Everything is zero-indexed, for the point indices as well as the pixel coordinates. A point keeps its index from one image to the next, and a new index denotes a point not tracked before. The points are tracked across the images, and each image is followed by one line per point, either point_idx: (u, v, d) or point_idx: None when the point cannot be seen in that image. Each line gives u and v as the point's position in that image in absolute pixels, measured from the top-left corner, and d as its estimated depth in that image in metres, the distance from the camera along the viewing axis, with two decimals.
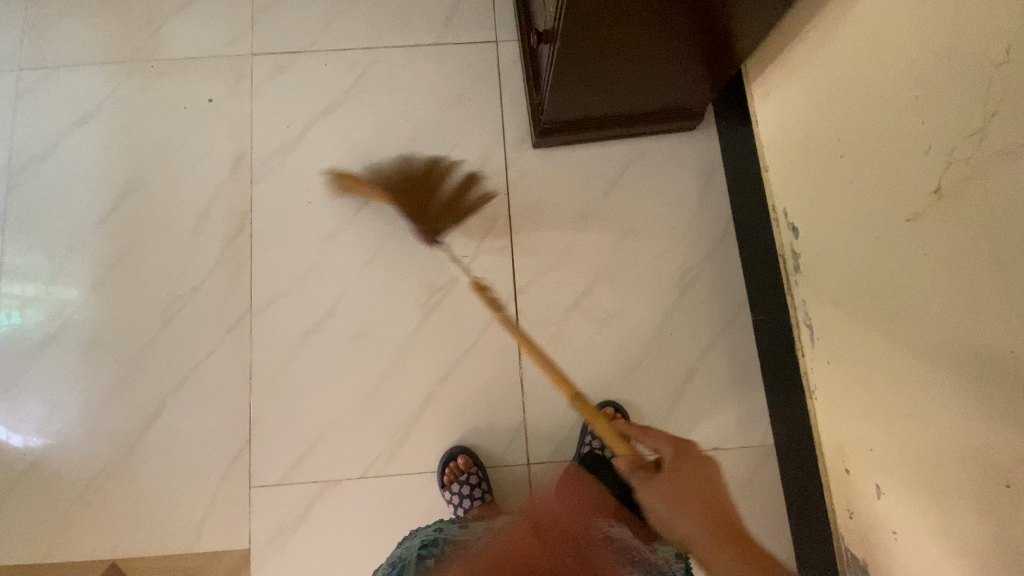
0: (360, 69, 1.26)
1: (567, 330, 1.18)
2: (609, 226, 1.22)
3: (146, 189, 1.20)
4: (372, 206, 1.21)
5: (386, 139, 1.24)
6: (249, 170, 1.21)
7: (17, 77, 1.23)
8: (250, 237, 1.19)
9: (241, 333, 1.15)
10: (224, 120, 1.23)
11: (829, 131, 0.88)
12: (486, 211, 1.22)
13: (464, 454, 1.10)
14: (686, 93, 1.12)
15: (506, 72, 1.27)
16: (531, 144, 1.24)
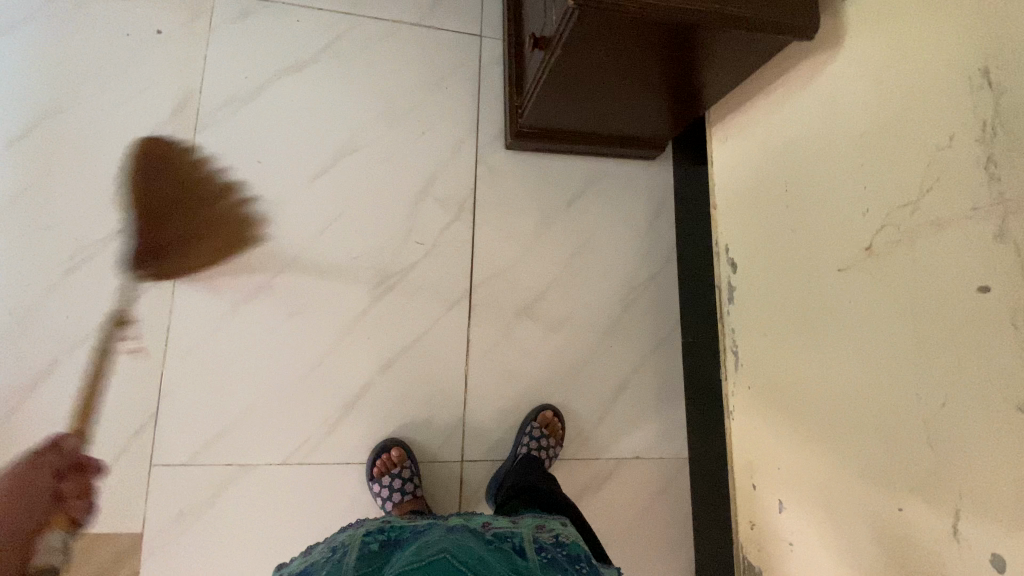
0: (334, 32, 1.18)
1: (515, 333, 1.19)
2: (567, 236, 1.25)
3: (64, 119, 1.06)
4: (330, 179, 1.14)
5: (353, 112, 1.17)
6: (194, 118, 1.10)
7: None
8: (185, 191, 1.07)
9: (160, 296, 1.04)
10: (171, 57, 1.11)
11: (778, 180, 0.98)
12: (449, 203, 1.20)
13: (397, 446, 1.06)
14: (655, 123, 1.18)
15: (488, 68, 1.25)
16: (502, 144, 1.24)
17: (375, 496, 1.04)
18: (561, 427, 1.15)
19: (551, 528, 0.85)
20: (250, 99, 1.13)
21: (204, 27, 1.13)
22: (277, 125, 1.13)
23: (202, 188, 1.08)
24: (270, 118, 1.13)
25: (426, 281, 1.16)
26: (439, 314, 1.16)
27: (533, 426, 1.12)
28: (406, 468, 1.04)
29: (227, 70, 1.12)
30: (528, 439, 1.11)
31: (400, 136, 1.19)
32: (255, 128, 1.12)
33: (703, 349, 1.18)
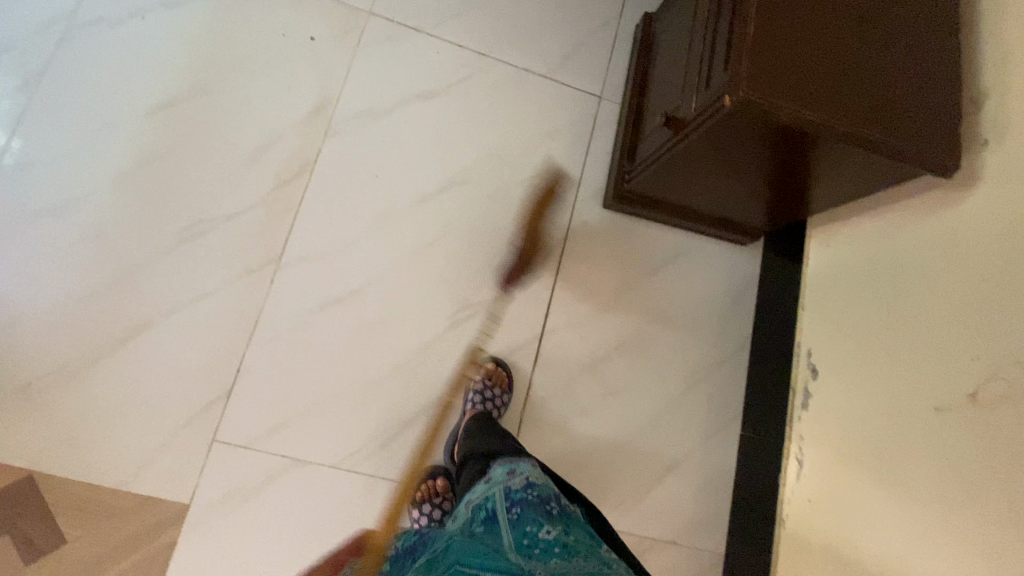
0: (467, 70, 1.26)
1: (576, 387, 1.20)
2: (644, 303, 1.27)
3: (210, 98, 1.13)
4: (434, 203, 1.19)
5: (469, 146, 1.23)
6: (327, 123, 1.17)
7: None
8: (304, 188, 1.14)
9: (259, 280, 1.09)
10: (319, 62, 1.18)
11: (879, 300, 0.97)
12: (538, 248, 1.23)
13: (443, 476, 1.08)
14: (755, 215, 1.20)
15: (600, 129, 1.30)
16: (601, 203, 1.28)
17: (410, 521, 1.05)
18: (507, 373, 1.13)
19: (519, 474, 0.88)
20: (379, 115, 1.20)
21: (353, 43, 1.21)
22: (398, 144, 1.20)
23: (319, 188, 1.14)
24: (394, 136, 1.20)
25: (503, 319, 1.19)
26: (507, 353, 1.17)
27: (475, 379, 1.11)
28: (447, 500, 1.06)
29: (365, 85, 1.20)
30: (472, 394, 1.09)
31: (506, 176, 1.24)
32: (379, 143, 1.19)
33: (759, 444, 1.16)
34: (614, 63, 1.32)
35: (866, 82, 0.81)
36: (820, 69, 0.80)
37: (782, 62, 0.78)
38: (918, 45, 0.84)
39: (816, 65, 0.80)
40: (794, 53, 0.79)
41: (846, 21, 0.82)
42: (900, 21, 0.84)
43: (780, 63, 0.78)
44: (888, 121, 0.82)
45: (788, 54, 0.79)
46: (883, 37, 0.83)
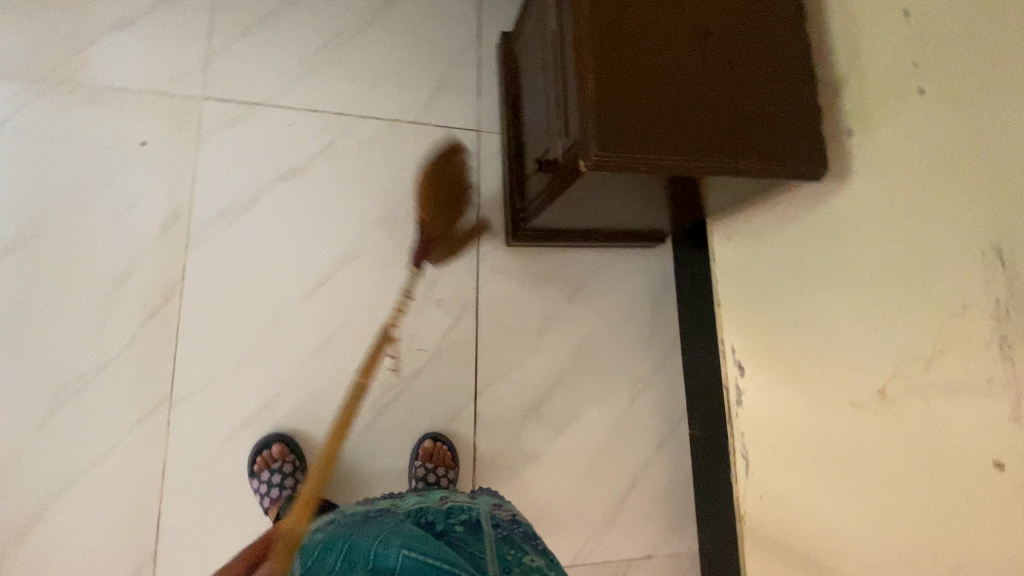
0: (329, 134, 1.16)
1: (522, 437, 1.18)
2: (570, 332, 1.24)
3: (44, 241, 1.00)
4: (329, 287, 1.11)
5: (351, 217, 1.15)
6: (186, 233, 1.06)
7: None
8: (179, 311, 1.03)
9: (156, 426, 1.00)
10: (159, 168, 1.06)
11: (785, 296, 0.97)
12: (450, 305, 1.18)
13: (278, 441, 1.01)
14: (657, 222, 1.18)
15: (486, 164, 1.24)
16: (503, 241, 1.22)
17: (256, 493, 0.99)
18: (450, 453, 1.09)
19: (505, 508, 0.87)
20: (243, 209, 1.09)
21: (193, 136, 1.09)
22: (273, 235, 1.10)
23: (196, 307, 1.04)
24: (266, 228, 1.10)
25: (430, 390, 1.14)
26: (443, 424, 1.13)
27: (416, 465, 1.06)
28: (289, 462, 1.00)
29: (219, 180, 1.09)
30: (415, 481, 1.05)
31: (399, 239, 1.17)
32: (250, 239, 1.09)
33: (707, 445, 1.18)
34: (484, 92, 1.25)
35: (725, 101, 0.76)
36: (673, 102, 0.74)
37: (631, 107, 0.72)
38: (771, 45, 0.79)
39: (669, 98, 0.74)
40: (642, 92, 0.73)
41: (691, 39, 0.76)
42: (748, 23, 0.79)
43: (630, 107, 0.72)
44: (758, 134, 0.77)
45: (636, 95, 0.72)
46: (734, 45, 0.78)
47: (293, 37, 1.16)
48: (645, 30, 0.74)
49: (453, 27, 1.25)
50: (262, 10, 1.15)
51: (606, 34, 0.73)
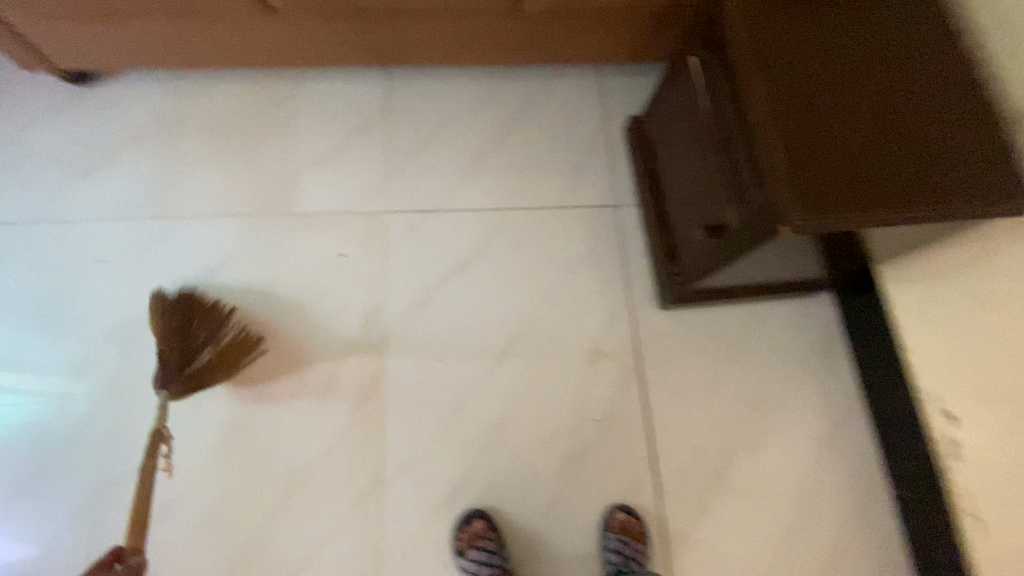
0: (490, 228, 1.30)
1: (709, 503, 1.14)
2: (741, 391, 1.21)
3: (274, 348, 1.18)
4: (505, 365, 1.20)
5: (517, 298, 1.25)
6: (382, 327, 1.21)
7: (148, 226, 1.25)
8: (382, 398, 1.16)
9: (371, 506, 1.09)
10: (357, 275, 1.24)
11: (1003, 339, 0.95)
12: (616, 372, 1.21)
13: (480, 518, 1.08)
14: (823, 272, 1.16)
15: (630, 235, 1.31)
16: (658, 305, 1.26)
17: (466, 571, 1.04)
18: (640, 527, 1.08)
19: None
20: (426, 302, 1.23)
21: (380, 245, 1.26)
22: (453, 322, 1.22)
23: (395, 394, 1.17)
24: (447, 316, 1.23)
25: (609, 460, 1.15)
26: (628, 495, 1.13)
27: (610, 536, 1.07)
28: (491, 540, 1.05)
29: (405, 278, 1.25)
30: (610, 553, 1.06)
31: (561, 315, 1.24)
32: (435, 328, 1.22)
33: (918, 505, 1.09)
34: (618, 171, 1.36)
35: (912, 157, 0.79)
36: (854, 164, 0.78)
37: (811, 173, 0.77)
38: (943, 99, 0.83)
39: (849, 160, 0.78)
40: (818, 159, 0.78)
41: (861, 108, 0.82)
42: (913, 85, 0.84)
43: (815, 171, 0.77)
44: (952, 180, 0.78)
45: (814, 162, 0.78)
46: (905, 107, 0.82)
47: (450, 151, 1.36)
48: (816, 107, 0.81)
49: (582, 119, 1.40)
50: (425, 133, 1.37)
51: (781, 114, 0.80)
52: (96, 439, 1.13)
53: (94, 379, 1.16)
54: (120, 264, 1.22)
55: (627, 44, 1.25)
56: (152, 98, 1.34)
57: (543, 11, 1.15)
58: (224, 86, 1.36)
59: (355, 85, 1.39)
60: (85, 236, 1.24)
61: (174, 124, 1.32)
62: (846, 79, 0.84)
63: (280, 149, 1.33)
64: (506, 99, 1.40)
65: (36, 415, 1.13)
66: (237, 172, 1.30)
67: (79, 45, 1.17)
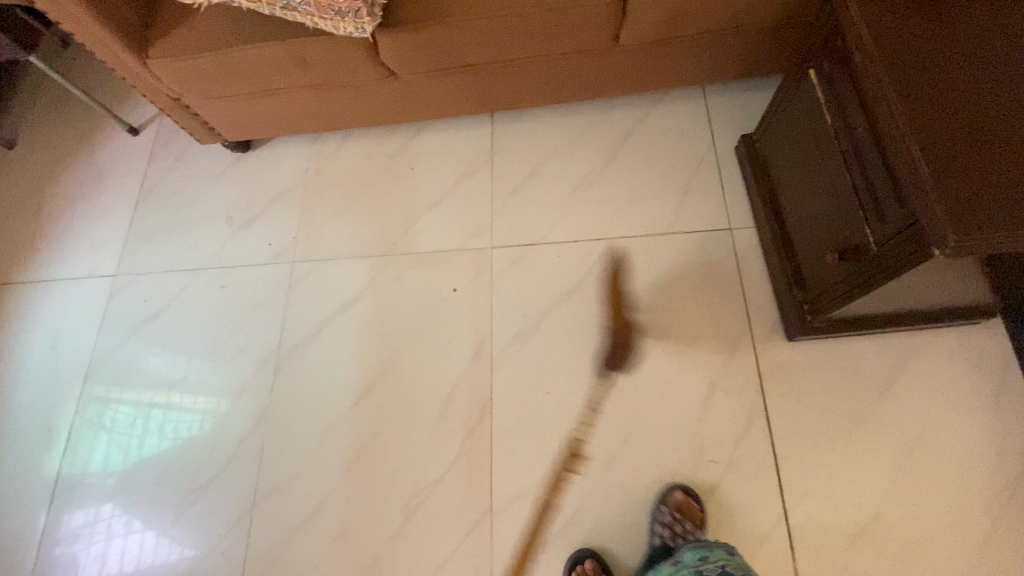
0: (593, 258, 1.30)
1: (855, 565, 1.00)
2: (890, 434, 1.06)
3: (393, 377, 1.27)
4: (613, 398, 1.17)
5: (624, 329, 1.22)
6: (490, 358, 1.25)
7: (290, 268, 1.42)
8: (491, 429, 1.19)
9: (482, 536, 1.11)
10: (468, 308, 1.30)
11: None
12: (735, 409, 1.13)
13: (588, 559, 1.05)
14: (996, 296, 0.98)
15: (746, 260, 1.23)
16: (785, 336, 1.16)
17: None
18: (698, 507, 1.04)
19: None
20: (532, 333, 1.26)
21: (488, 279, 1.32)
22: (559, 353, 1.23)
23: (504, 425, 1.19)
24: (553, 347, 1.24)
25: (732, 506, 1.06)
26: (755, 546, 1.03)
27: (664, 509, 1.05)
28: None
29: (512, 310, 1.28)
30: None
31: (671, 346, 1.19)
32: (542, 359, 1.23)
33: None
34: (730, 195, 1.29)
35: None
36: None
37: (974, 188, 0.67)
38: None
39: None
40: (981, 172, 0.68)
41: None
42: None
43: (977, 185, 0.67)
44: None
45: (975, 176, 0.68)
46: None
47: (554, 185, 1.39)
48: (969, 112, 0.71)
49: (687, 144, 1.36)
50: (529, 170, 1.42)
51: (925, 122, 0.71)
52: (246, 458, 1.27)
53: (246, 404, 1.32)
54: (269, 302, 1.40)
55: (734, 62, 1.21)
56: (296, 159, 1.55)
57: (646, 42, 1.15)
58: (352, 142, 1.53)
59: (464, 131, 1.49)
60: (243, 279, 1.44)
61: (313, 179, 1.52)
62: (1007, 79, 0.73)
63: (398, 194, 1.45)
64: (606, 131, 1.42)
65: (202, 435, 1.31)
66: (361, 217, 1.45)
67: (242, 119, 1.38)
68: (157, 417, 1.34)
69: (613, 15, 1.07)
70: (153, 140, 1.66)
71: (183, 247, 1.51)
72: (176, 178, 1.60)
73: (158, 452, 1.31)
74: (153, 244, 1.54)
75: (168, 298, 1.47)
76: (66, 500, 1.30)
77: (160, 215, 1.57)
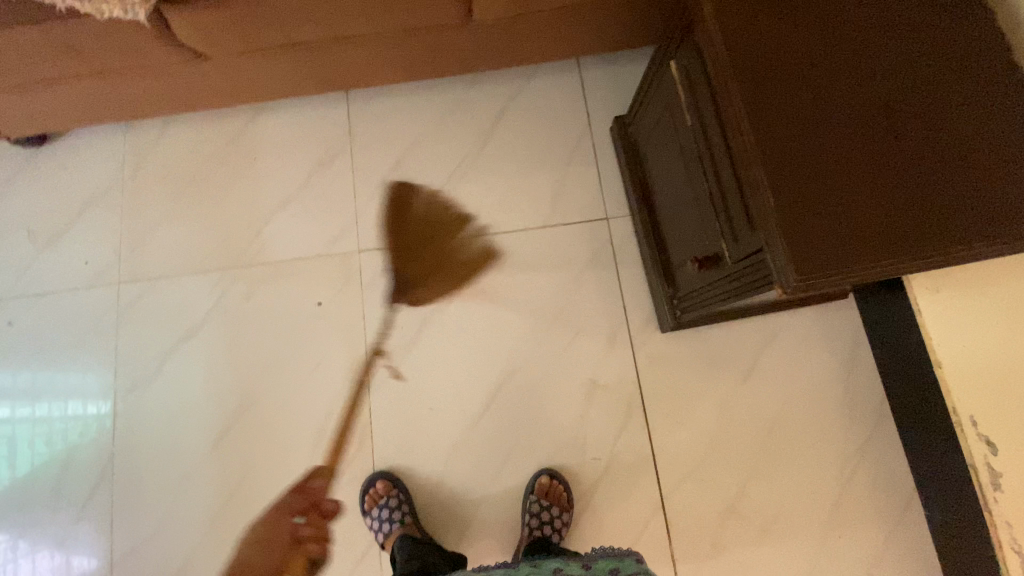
0: (470, 258, 1.21)
1: (723, 540, 1.08)
2: (755, 415, 1.12)
3: (259, 409, 1.14)
4: (498, 407, 1.14)
5: (504, 333, 1.17)
6: (367, 377, 1.16)
7: (118, 291, 1.21)
8: (373, 453, 1.12)
9: (373, 564, 1.08)
10: (337, 324, 1.18)
11: None
12: (617, 405, 1.12)
13: (382, 478, 1.09)
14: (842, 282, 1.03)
15: (623, 250, 1.20)
16: (658, 327, 1.15)
17: None
18: (564, 490, 1.07)
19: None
20: (410, 345, 1.17)
21: (357, 289, 1.20)
22: (440, 365, 1.16)
23: (386, 447, 1.12)
24: (433, 359, 1.16)
25: (614, 500, 1.09)
26: (637, 535, 1.08)
27: (531, 500, 1.06)
28: None
29: (386, 322, 1.18)
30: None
31: (553, 347, 1.16)
32: (422, 374, 1.16)
33: (947, 532, 1.01)
34: (606, 180, 1.23)
35: (937, 184, 0.66)
36: (868, 197, 0.65)
37: (817, 215, 0.65)
38: (977, 103, 0.68)
39: (862, 194, 0.66)
40: (824, 196, 0.66)
41: (876, 125, 0.68)
42: (940, 88, 0.69)
43: (820, 212, 0.65)
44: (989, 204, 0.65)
45: (819, 201, 0.65)
46: (931, 118, 0.68)
47: (423, 175, 1.26)
48: (818, 130, 0.68)
49: (563, 123, 1.27)
50: (394, 159, 1.27)
51: (775, 142, 0.67)
52: (95, 518, 1.12)
53: (84, 455, 1.14)
54: (98, 334, 1.19)
55: (603, 38, 1.10)
56: (109, 153, 1.28)
57: (503, 17, 1.01)
58: (178, 130, 1.28)
59: (315, 112, 1.29)
60: (60, 309, 1.21)
61: (134, 178, 1.26)
62: (852, 89, 0.69)
63: (242, 192, 1.25)
64: (477, 111, 1.28)
65: (35, 498, 1.13)
66: (200, 223, 1.23)
67: (14, 112, 1.09)
68: None
69: None
70: None
71: None
72: None
73: None
74: None
75: None
76: None
77: None
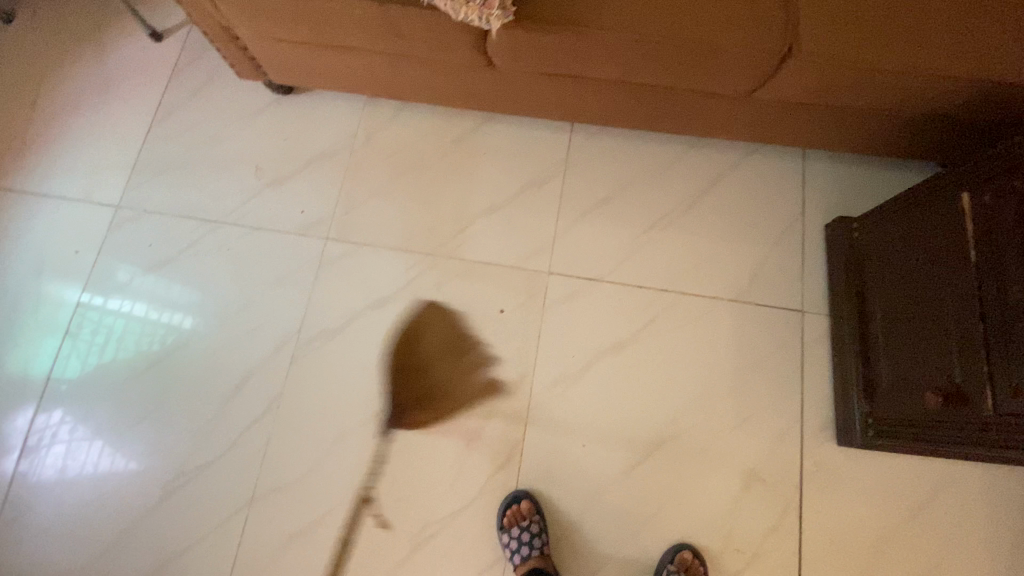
0: (654, 311, 1.22)
1: None
2: (915, 558, 1.06)
3: (423, 392, 1.18)
4: (651, 464, 1.13)
5: (672, 394, 1.17)
6: (529, 395, 1.18)
7: (323, 245, 1.28)
8: (519, 470, 1.13)
9: None
10: (514, 336, 1.21)
11: None
12: (773, 502, 1.10)
13: (527, 499, 1.10)
14: None
15: (812, 348, 1.18)
16: (835, 438, 1.12)
17: None
18: (703, 570, 1.05)
19: None
20: (576, 377, 1.18)
21: (540, 307, 1.23)
22: (601, 405, 1.17)
23: (532, 467, 1.13)
24: (596, 398, 1.17)
25: None
26: None
27: (670, 570, 1.04)
28: None
29: (558, 347, 1.20)
30: None
31: (718, 422, 1.14)
32: (582, 408, 1.17)
33: None
34: (809, 274, 1.23)
35: None
36: None
37: None
38: None
39: None
40: None
41: None
42: None
43: None
44: None
45: None
46: None
47: (627, 217, 1.28)
48: None
49: (776, 206, 1.27)
50: (603, 195, 1.30)
51: None
52: (250, 448, 1.17)
53: (256, 387, 1.20)
54: (294, 279, 1.26)
55: (861, 141, 1.11)
56: (345, 118, 1.37)
57: (783, 100, 1.03)
58: (412, 115, 1.36)
59: (539, 132, 1.35)
60: (266, 246, 1.29)
61: (361, 147, 1.35)
62: None
63: (456, 187, 1.31)
64: (693, 172, 1.30)
65: (203, 410, 1.20)
66: (411, 204, 1.30)
67: (299, 66, 1.19)
68: (153, 376, 1.22)
69: (766, 68, 0.94)
70: (179, 55, 1.44)
71: (201, 190, 1.34)
72: (200, 107, 1.40)
73: (150, 419, 1.20)
74: (166, 179, 1.35)
75: (178, 246, 1.30)
76: (35, 450, 1.19)
77: (177, 146, 1.38)
